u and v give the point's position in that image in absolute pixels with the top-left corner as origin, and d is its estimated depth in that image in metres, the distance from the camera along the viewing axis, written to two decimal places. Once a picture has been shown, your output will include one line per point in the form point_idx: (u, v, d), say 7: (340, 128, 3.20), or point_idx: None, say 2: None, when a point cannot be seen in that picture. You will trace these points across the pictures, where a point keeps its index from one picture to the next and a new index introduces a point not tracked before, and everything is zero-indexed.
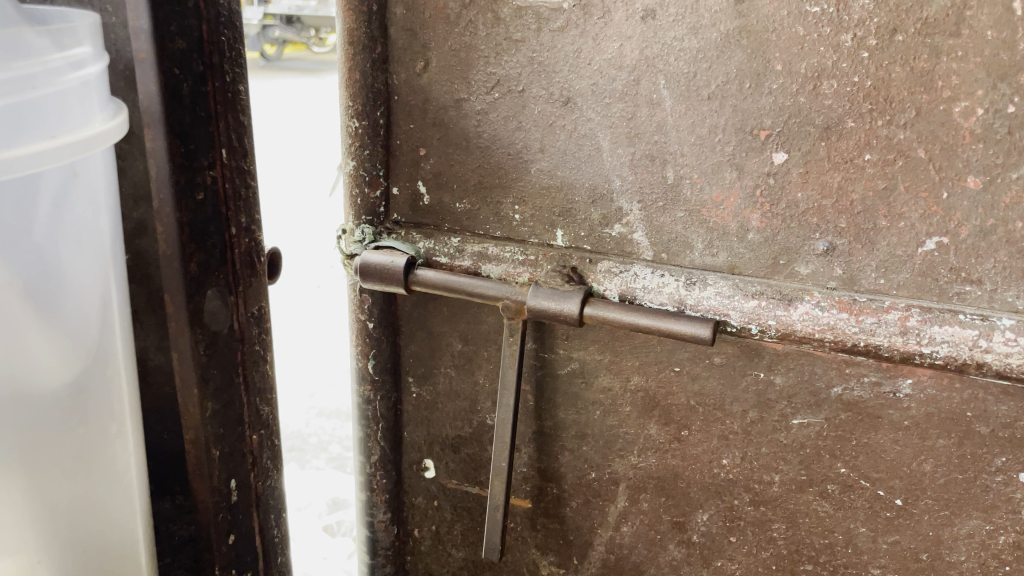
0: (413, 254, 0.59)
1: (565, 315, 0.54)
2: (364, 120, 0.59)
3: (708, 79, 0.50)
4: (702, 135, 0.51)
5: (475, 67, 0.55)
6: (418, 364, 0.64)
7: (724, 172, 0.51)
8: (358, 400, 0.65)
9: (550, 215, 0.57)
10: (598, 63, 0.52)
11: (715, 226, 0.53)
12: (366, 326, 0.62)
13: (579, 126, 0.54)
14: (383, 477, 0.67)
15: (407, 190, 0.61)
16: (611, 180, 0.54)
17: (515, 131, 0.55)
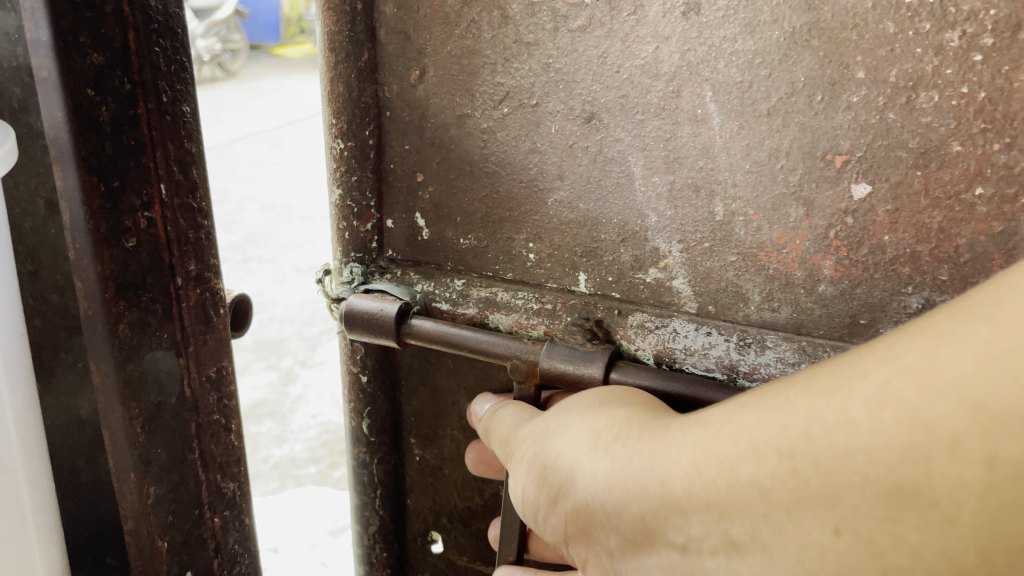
0: (408, 300, 0.50)
1: (586, 381, 0.42)
2: (350, 140, 0.50)
3: (768, 90, 0.39)
4: (760, 160, 0.40)
5: (481, 77, 0.45)
6: (421, 425, 0.54)
7: (789, 208, 0.40)
8: (353, 463, 0.56)
9: (571, 256, 0.47)
10: (630, 70, 0.42)
11: (777, 274, 0.42)
12: (359, 379, 0.53)
13: (606, 148, 0.43)
14: (383, 549, 0.58)
15: (404, 223, 0.51)
16: (645, 215, 0.44)
17: (528, 153, 0.45)
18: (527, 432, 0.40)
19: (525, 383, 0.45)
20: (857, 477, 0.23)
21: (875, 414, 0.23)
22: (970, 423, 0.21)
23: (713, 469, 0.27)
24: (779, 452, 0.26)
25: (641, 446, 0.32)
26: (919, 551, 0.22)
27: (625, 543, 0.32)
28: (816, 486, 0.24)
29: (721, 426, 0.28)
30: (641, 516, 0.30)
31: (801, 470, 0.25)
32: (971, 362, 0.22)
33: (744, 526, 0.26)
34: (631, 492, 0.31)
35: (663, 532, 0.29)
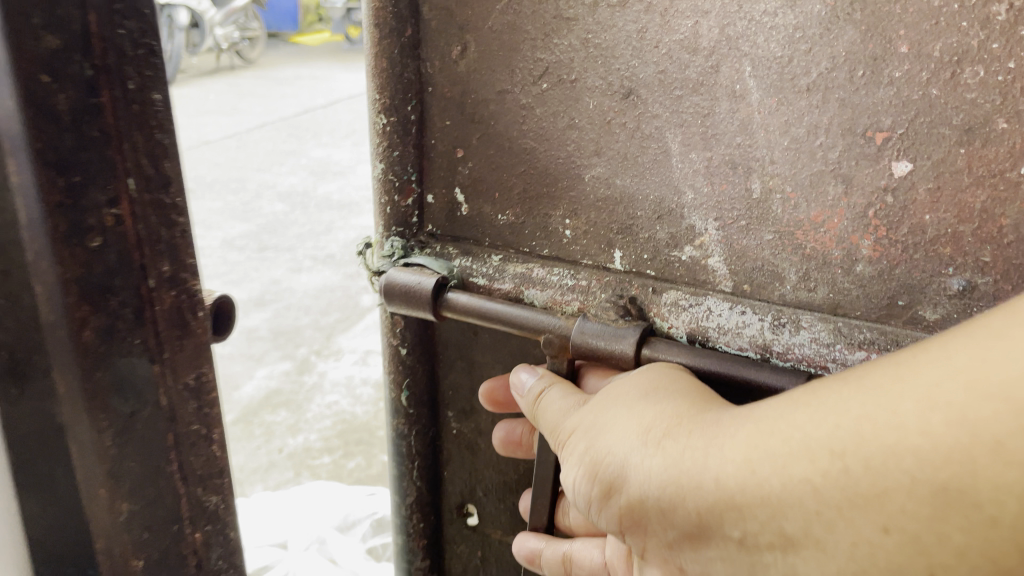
0: (445, 274, 0.50)
1: (616, 356, 0.43)
2: (393, 116, 0.51)
3: (807, 65, 0.38)
4: (799, 137, 0.40)
5: (521, 53, 0.46)
6: (458, 398, 0.55)
7: (827, 185, 0.40)
8: (393, 434, 0.57)
9: (607, 232, 0.47)
10: (666, 44, 0.41)
11: (814, 253, 0.41)
12: (398, 351, 0.54)
13: (644, 124, 0.43)
14: (419, 520, 0.59)
15: (444, 198, 0.52)
16: (682, 192, 0.43)
17: (567, 129, 0.46)
18: (579, 423, 0.39)
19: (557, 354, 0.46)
20: (905, 476, 0.26)
21: (925, 416, 0.26)
22: (1016, 425, 0.24)
23: (765, 468, 0.30)
24: (831, 451, 0.28)
25: (693, 442, 0.33)
26: (965, 549, 0.25)
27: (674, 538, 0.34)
28: (865, 484, 0.27)
29: (768, 424, 0.31)
30: (697, 512, 0.31)
31: (850, 469, 0.27)
32: (1016, 369, 0.25)
33: (796, 525, 0.29)
34: (682, 487, 0.32)
35: (719, 528, 0.31)
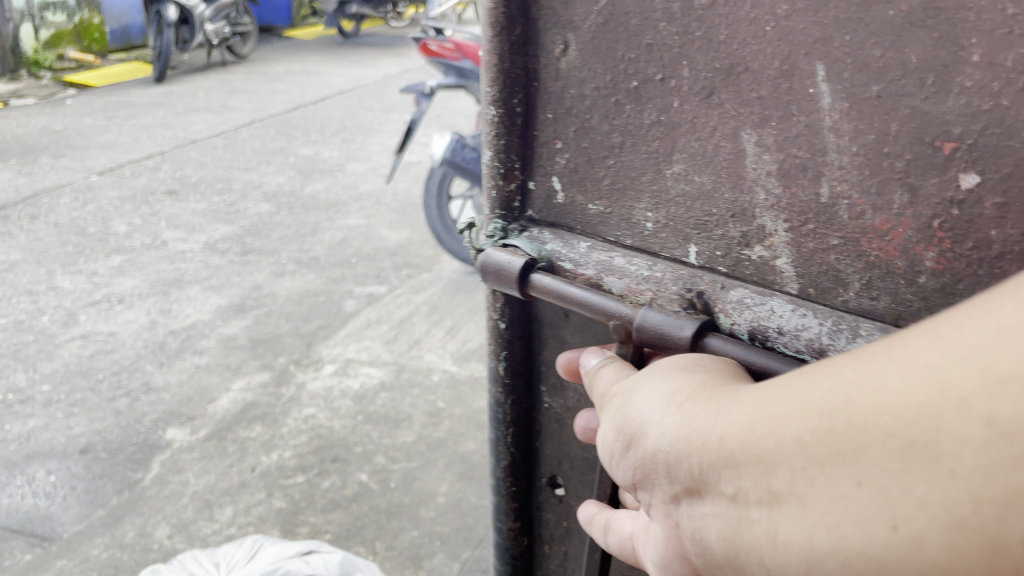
0: (536, 256, 0.61)
1: (677, 339, 0.51)
2: (501, 107, 0.60)
3: (878, 71, 0.43)
4: (870, 139, 0.44)
5: (615, 51, 0.53)
6: (548, 374, 0.71)
7: (894, 192, 0.45)
8: (492, 402, 0.75)
9: (687, 227, 0.55)
10: (750, 46, 0.47)
11: (879, 261, 0.46)
12: (497, 324, 0.70)
13: (720, 117, 0.50)
14: (510, 481, 0.76)
15: (542, 185, 0.61)
16: (755, 193, 0.50)
17: (649, 117, 0.53)
18: (616, 390, 0.50)
19: (627, 333, 0.55)
20: (879, 432, 0.32)
21: (903, 376, 0.32)
22: (977, 386, 0.30)
23: (762, 426, 0.37)
24: (820, 411, 0.35)
25: (708, 406, 0.42)
26: (925, 501, 0.30)
27: (684, 491, 0.41)
28: (845, 440, 0.33)
29: (777, 385, 0.38)
30: (699, 466, 0.40)
31: (835, 427, 0.34)
32: (983, 343, 0.30)
33: (784, 479, 0.35)
34: (695, 442, 0.40)
35: (718, 483, 0.38)
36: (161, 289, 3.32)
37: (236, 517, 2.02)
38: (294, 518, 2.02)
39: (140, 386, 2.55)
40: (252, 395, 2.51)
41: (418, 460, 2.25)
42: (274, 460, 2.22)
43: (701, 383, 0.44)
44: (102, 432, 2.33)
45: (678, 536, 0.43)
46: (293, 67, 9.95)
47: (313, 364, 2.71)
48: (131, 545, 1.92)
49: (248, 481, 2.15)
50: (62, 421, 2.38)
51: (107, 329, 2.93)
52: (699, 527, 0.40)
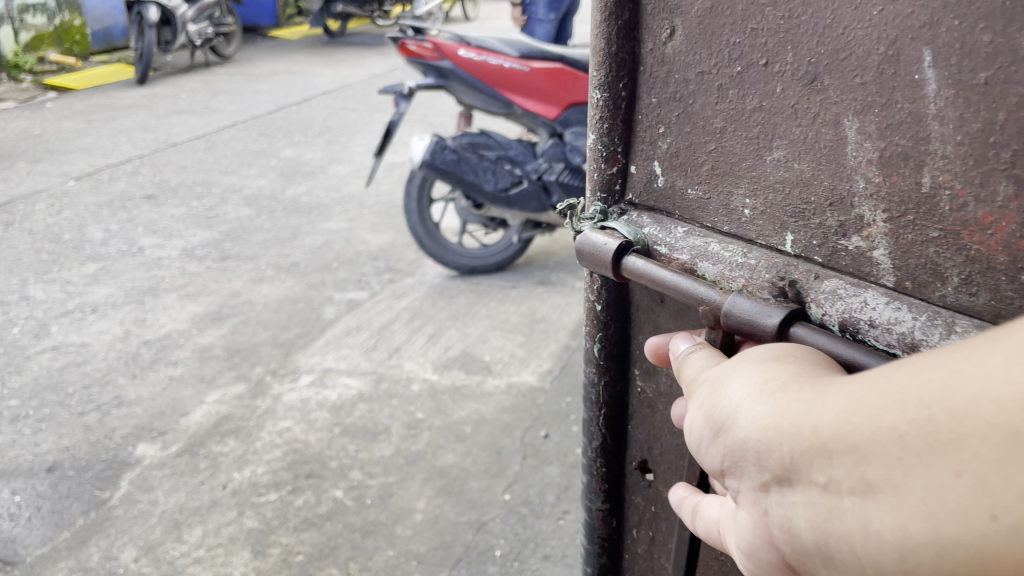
0: (634, 239, 0.93)
1: (765, 326, 0.74)
2: (613, 91, 0.92)
3: (982, 72, 0.62)
4: (978, 129, 0.63)
5: (721, 38, 0.80)
6: (637, 358, 1.09)
7: (996, 182, 0.63)
8: (589, 384, 1.15)
9: (783, 214, 0.82)
10: (854, 34, 0.69)
11: (979, 253, 0.66)
12: (595, 310, 1.09)
13: (820, 98, 0.74)
14: (602, 461, 1.18)
15: (643, 169, 0.95)
16: (855, 182, 0.74)
17: (753, 94, 0.79)
18: (709, 383, 0.66)
19: (716, 320, 0.79)
20: (978, 424, 0.44)
21: (1005, 374, 0.45)
22: None
23: (857, 420, 0.50)
24: (917, 406, 0.48)
25: (800, 400, 0.56)
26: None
27: (783, 479, 0.55)
28: (945, 430, 0.46)
29: (867, 387, 0.51)
30: (794, 456, 0.54)
31: (933, 417, 0.47)
32: None
33: (881, 468, 0.48)
34: (794, 439, 0.54)
35: (815, 471, 0.52)
36: (135, 299, 4.34)
37: (206, 538, 2.48)
38: (269, 537, 2.46)
39: (111, 398, 3.33)
40: (224, 408, 3.21)
41: (395, 475, 2.71)
42: (246, 477, 2.73)
43: (794, 381, 0.58)
44: (70, 447, 2.99)
45: (770, 519, 0.58)
46: (274, 69, 10.09)
47: (291, 377, 3.43)
48: (97, 569, 2.39)
49: (217, 500, 2.64)
50: (55, 425, 3.15)
51: (83, 338, 3.88)
52: (792, 509, 0.54)
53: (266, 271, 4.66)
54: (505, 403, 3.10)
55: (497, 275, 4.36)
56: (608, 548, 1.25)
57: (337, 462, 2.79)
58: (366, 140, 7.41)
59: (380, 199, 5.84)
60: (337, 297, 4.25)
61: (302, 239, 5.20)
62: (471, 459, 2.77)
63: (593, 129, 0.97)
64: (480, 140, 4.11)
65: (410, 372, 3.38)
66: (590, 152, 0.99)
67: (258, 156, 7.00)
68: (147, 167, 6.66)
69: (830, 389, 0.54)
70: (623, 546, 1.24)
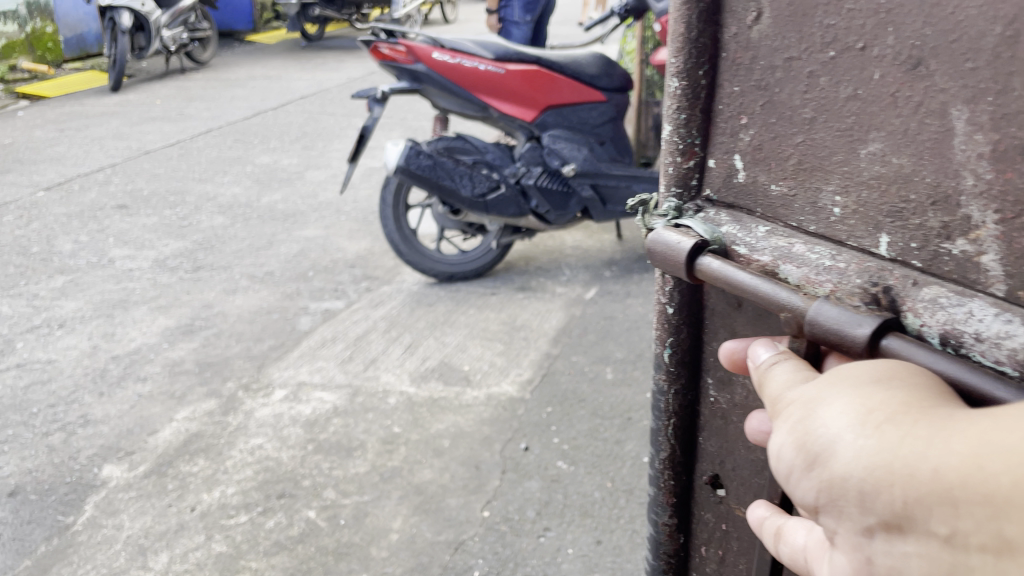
0: (711, 238, 0.90)
1: (855, 336, 0.72)
2: (693, 79, 0.90)
3: None
4: None
5: (813, 19, 0.77)
6: (711, 365, 1.02)
7: None
8: (659, 393, 1.08)
9: (878, 215, 0.77)
10: (969, 12, 0.65)
11: None
12: (667, 314, 1.02)
13: (925, 84, 0.69)
14: (671, 474, 1.12)
15: (722, 164, 0.91)
16: (963, 178, 0.69)
17: (846, 80, 0.75)
18: (801, 401, 0.64)
19: (800, 328, 0.77)
20: None
21: None
22: None
23: (992, 469, 0.49)
24: None
25: (916, 435, 0.54)
26: None
27: (891, 521, 0.54)
28: None
29: (1006, 434, 0.50)
30: (910, 500, 0.52)
31: None
32: None
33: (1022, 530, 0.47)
34: (908, 479, 0.53)
35: (939, 521, 0.51)
36: (104, 313, 4.21)
37: (172, 565, 2.37)
38: (237, 563, 2.36)
39: (77, 417, 3.21)
40: (194, 425, 3.10)
41: (370, 494, 2.61)
42: (214, 499, 2.62)
43: (901, 412, 0.57)
44: (32, 470, 2.86)
45: (872, 561, 0.56)
46: (251, 75, 9.95)
47: (263, 391, 3.31)
48: None
49: (186, 523, 2.53)
50: (18, 447, 3.02)
51: (48, 355, 3.75)
52: (905, 559, 0.53)
53: (240, 282, 4.53)
54: (484, 415, 3.00)
55: (476, 281, 4.26)
56: (674, 564, 1.18)
57: (310, 481, 2.68)
58: (344, 144, 7.29)
59: (357, 205, 5.73)
60: (313, 307, 4.16)
61: (277, 244, 5.10)
62: (449, 475, 2.67)
63: (669, 119, 0.94)
64: (455, 145, 4.01)
65: (386, 385, 3.28)
66: (665, 144, 0.96)
67: (234, 162, 6.87)
68: (119, 176, 6.52)
69: (952, 430, 0.53)
70: (691, 563, 1.17)
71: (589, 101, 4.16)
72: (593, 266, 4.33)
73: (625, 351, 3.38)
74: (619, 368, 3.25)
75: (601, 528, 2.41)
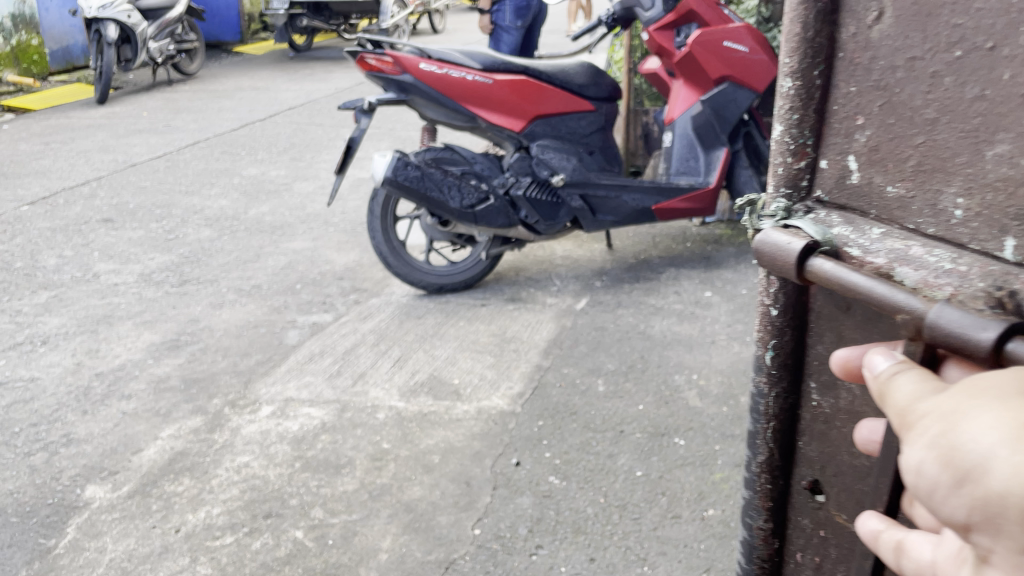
0: (821, 239, 0.90)
1: (977, 341, 0.68)
2: (808, 78, 0.92)
3: None
4: None
5: (940, 19, 0.78)
6: (815, 368, 1.01)
7: None
8: (759, 396, 1.07)
9: (1001, 219, 0.76)
10: None
11: None
12: (770, 312, 1.02)
13: None
14: (768, 478, 1.10)
15: (836, 165, 0.92)
16: None
17: (972, 79, 0.75)
18: (934, 412, 0.61)
19: (918, 331, 0.73)
20: None
21: None
22: None
23: None
24: None
25: None
26: None
27: None
28: None
29: None
30: None
31: None
32: None
33: None
34: None
35: None
36: (88, 328, 4.15)
37: None
38: None
39: (60, 436, 3.16)
40: (178, 443, 3.04)
41: (359, 512, 2.57)
42: (200, 520, 2.57)
43: None
44: (14, 491, 2.81)
45: None
46: (238, 86, 9.90)
47: (251, 407, 3.27)
48: None
49: (170, 545, 2.47)
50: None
51: (30, 373, 3.69)
52: None
53: (227, 296, 4.48)
54: (475, 429, 2.95)
55: (466, 292, 4.22)
56: (768, 572, 1.16)
57: (297, 500, 2.64)
58: (332, 156, 7.25)
59: (345, 216, 5.69)
60: (301, 320, 4.11)
61: (264, 256, 5.05)
62: (439, 492, 2.62)
63: (782, 119, 0.96)
64: (443, 156, 3.97)
65: (375, 400, 3.23)
66: (776, 145, 0.98)
67: (221, 175, 6.82)
68: (104, 189, 6.46)
69: None
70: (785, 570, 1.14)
71: (578, 110, 4.15)
72: (584, 276, 4.30)
73: (616, 362, 3.33)
74: (610, 379, 3.20)
75: (595, 545, 2.36)
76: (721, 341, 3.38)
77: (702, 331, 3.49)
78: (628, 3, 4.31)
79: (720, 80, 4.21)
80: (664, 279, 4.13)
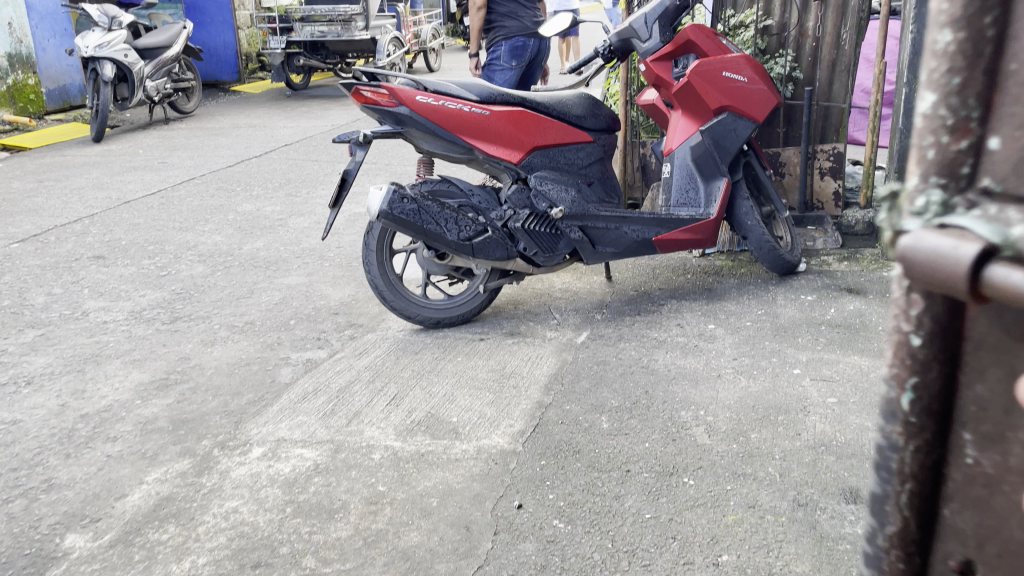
0: (996, 239, 0.73)
1: None
2: (970, 46, 0.78)
3: None
4: None
5: None
6: (962, 413, 0.84)
7: None
8: (894, 455, 0.90)
9: None
10: None
11: None
12: (910, 341, 0.86)
13: None
14: (900, 552, 0.93)
15: (1011, 143, 0.77)
16: None
17: None
18: None
19: None
20: None
21: None
22: None
23: None
24: None
25: None
26: None
27: None
28: None
29: None
30: None
31: None
32: None
33: None
34: None
35: None
36: (75, 368, 4.02)
37: None
38: None
39: (41, 482, 3.02)
40: (164, 488, 2.91)
41: (353, 560, 2.43)
42: (184, 571, 2.43)
43: None
44: None
45: None
46: (235, 124, 9.88)
47: (242, 449, 3.14)
48: None
49: None
50: None
51: (13, 415, 3.55)
52: None
53: (219, 333, 4.34)
54: (474, 470, 2.82)
55: (464, 327, 4.10)
56: None
57: (287, 547, 2.50)
58: (328, 191, 7.18)
59: (341, 251, 5.60)
60: (295, 357, 3.99)
61: (258, 292, 4.94)
62: (437, 538, 2.49)
63: (934, 86, 0.81)
64: (440, 188, 3.91)
65: (370, 440, 3.10)
66: (925, 126, 0.83)
67: (216, 211, 6.73)
68: (97, 226, 6.37)
69: None
70: None
71: (577, 142, 4.08)
72: (584, 309, 4.18)
73: (620, 398, 3.20)
74: (615, 416, 3.07)
75: None
76: (729, 375, 3.25)
77: (708, 365, 3.36)
78: (625, 34, 4.19)
79: (719, 110, 4.12)
80: (667, 311, 4.01)
